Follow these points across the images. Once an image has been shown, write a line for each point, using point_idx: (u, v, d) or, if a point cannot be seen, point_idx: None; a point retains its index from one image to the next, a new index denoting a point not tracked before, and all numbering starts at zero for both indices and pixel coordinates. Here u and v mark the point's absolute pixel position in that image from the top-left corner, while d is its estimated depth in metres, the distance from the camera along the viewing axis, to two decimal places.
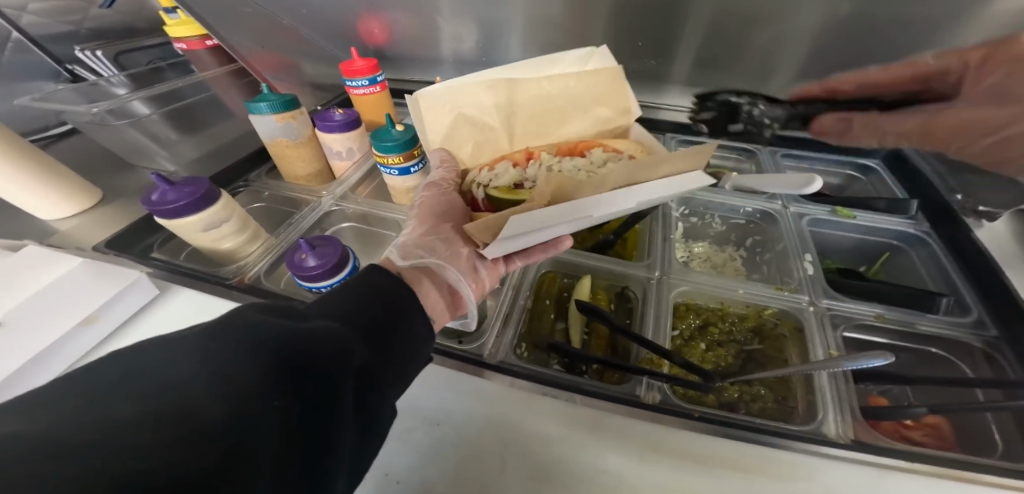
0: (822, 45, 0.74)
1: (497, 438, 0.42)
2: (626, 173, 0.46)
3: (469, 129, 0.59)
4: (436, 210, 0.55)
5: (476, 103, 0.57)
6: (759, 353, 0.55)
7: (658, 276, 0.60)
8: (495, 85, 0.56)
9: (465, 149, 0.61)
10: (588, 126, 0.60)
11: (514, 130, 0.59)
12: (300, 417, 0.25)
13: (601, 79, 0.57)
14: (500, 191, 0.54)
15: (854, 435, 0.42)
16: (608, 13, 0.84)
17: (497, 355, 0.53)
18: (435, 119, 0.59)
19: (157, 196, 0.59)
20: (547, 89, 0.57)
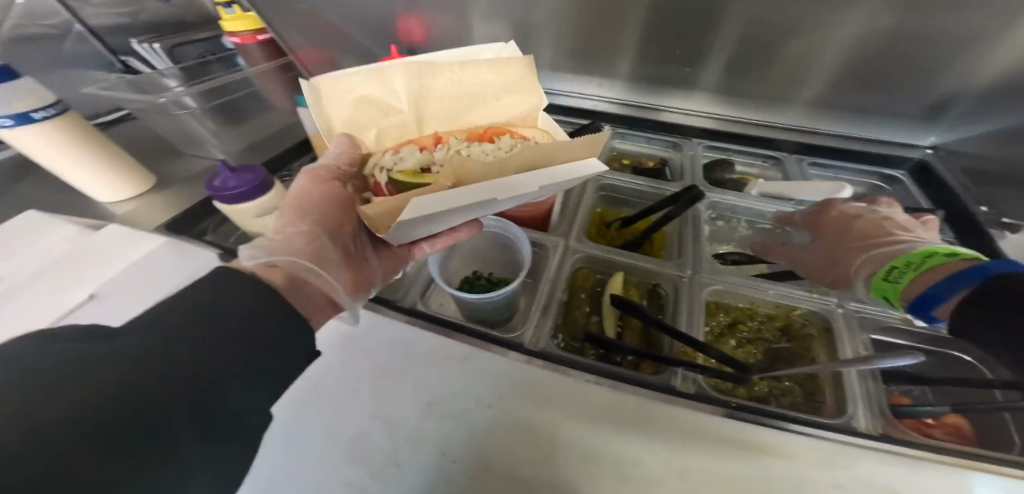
0: (854, 57, 0.75)
1: (548, 421, 0.46)
2: (531, 154, 0.51)
3: (370, 111, 0.59)
4: (309, 203, 0.54)
5: (384, 87, 0.58)
6: (787, 351, 0.57)
7: (689, 275, 0.63)
8: (388, 73, 0.57)
9: (370, 134, 0.61)
10: (498, 113, 0.64)
11: (424, 113, 0.61)
12: (120, 433, 0.26)
13: (510, 70, 0.61)
14: (404, 174, 0.56)
15: (882, 430, 0.45)
16: (642, 20, 0.86)
17: (538, 344, 0.56)
18: (331, 105, 0.57)
19: (218, 181, 0.62)
20: (458, 74, 0.60)
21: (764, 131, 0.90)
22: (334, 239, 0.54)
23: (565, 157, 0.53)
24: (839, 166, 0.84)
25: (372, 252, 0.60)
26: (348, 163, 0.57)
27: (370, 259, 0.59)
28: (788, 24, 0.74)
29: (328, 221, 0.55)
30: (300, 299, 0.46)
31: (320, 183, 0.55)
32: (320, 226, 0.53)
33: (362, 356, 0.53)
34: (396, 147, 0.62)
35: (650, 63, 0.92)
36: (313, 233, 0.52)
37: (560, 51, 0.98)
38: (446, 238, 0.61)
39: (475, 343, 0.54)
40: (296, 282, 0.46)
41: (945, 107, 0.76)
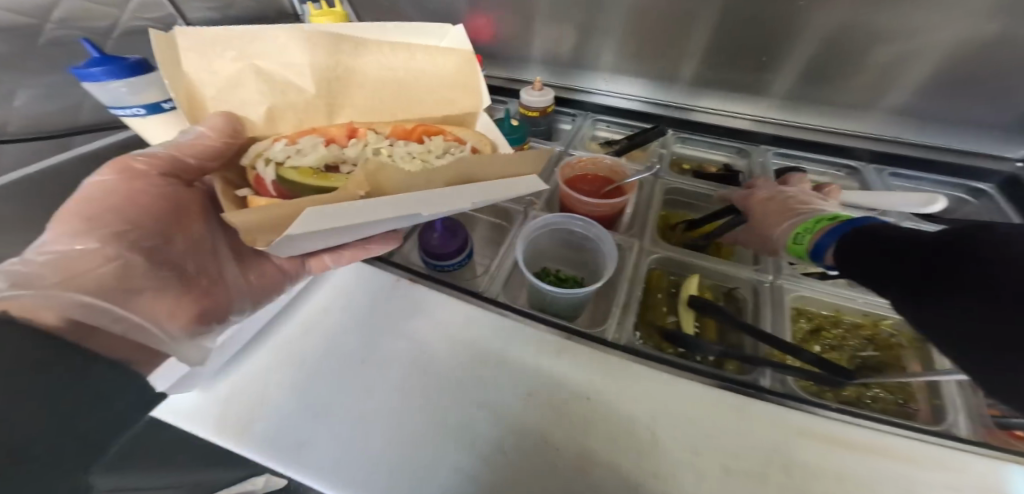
0: (947, 64, 0.75)
1: (649, 412, 0.49)
2: (448, 177, 0.49)
3: (261, 85, 0.54)
4: (104, 202, 0.47)
5: (272, 58, 0.53)
6: (873, 359, 0.58)
7: (771, 280, 0.63)
8: (314, 41, 0.52)
9: (255, 111, 0.55)
10: (431, 108, 0.62)
11: (334, 102, 0.57)
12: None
13: (450, 62, 0.58)
14: (302, 174, 0.53)
15: (985, 438, 0.47)
16: (716, 24, 0.87)
17: (621, 339, 0.59)
18: (207, 68, 0.51)
19: None
20: (389, 61, 0.57)
21: (841, 139, 0.90)
22: (150, 258, 0.48)
23: (498, 171, 0.53)
24: (926, 178, 0.84)
25: (236, 269, 0.57)
26: (188, 153, 0.50)
27: (229, 276, 0.56)
28: (878, 28, 0.75)
29: (154, 239, 0.49)
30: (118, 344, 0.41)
31: (135, 179, 0.50)
32: (126, 227, 0.47)
33: (460, 344, 0.56)
34: (291, 137, 0.57)
35: (720, 67, 0.93)
36: (111, 255, 0.44)
37: (624, 53, 0.99)
38: (351, 254, 0.58)
39: (569, 337, 0.56)
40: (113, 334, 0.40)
41: None
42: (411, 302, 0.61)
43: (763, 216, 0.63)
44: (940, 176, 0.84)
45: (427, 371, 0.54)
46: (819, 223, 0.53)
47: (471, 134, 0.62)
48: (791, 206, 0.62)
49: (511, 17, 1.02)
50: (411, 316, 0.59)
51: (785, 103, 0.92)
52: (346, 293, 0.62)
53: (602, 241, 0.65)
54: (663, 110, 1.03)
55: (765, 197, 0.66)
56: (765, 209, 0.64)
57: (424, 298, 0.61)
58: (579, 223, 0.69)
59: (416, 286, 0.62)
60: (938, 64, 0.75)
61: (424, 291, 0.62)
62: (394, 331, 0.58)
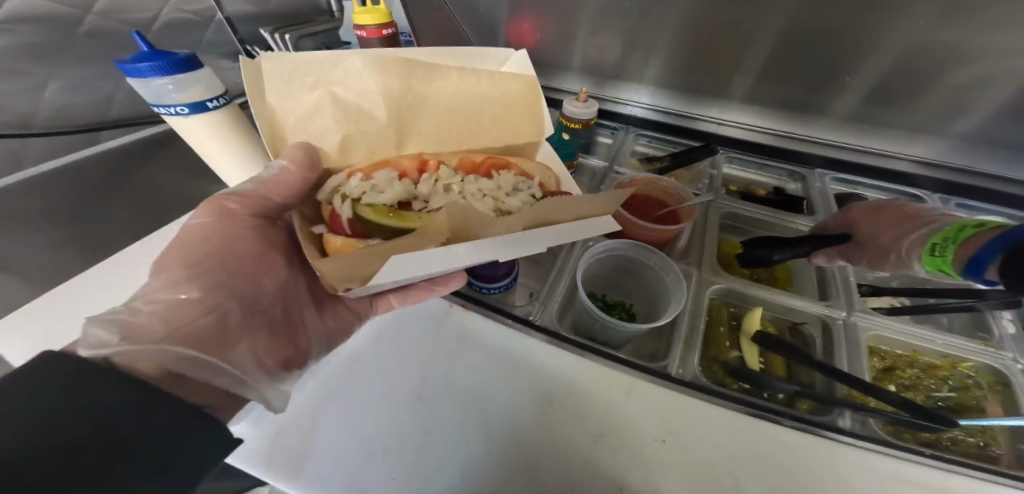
0: None
1: (731, 460, 0.46)
2: (532, 218, 0.45)
3: (336, 111, 0.51)
4: (202, 245, 0.47)
5: (350, 85, 0.51)
6: (953, 403, 0.54)
7: (845, 317, 0.60)
8: (388, 68, 0.51)
9: (330, 138, 0.53)
10: (496, 138, 0.59)
11: (404, 128, 0.54)
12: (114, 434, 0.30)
13: (513, 87, 0.56)
14: (377, 210, 0.49)
15: None
16: (778, 41, 0.84)
17: (686, 374, 0.55)
18: (287, 97, 0.49)
19: None
20: (458, 87, 0.54)
21: (898, 164, 0.89)
22: (242, 304, 0.48)
23: (576, 211, 0.47)
24: (987, 208, 0.83)
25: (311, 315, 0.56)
26: (273, 192, 0.49)
27: (306, 323, 0.55)
28: (956, 49, 0.73)
29: (239, 284, 0.48)
30: (206, 391, 0.43)
31: (231, 219, 0.50)
32: (223, 274, 0.47)
33: (518, 377, 0.53)
34: (365, 170, 0.53)
35: (775, 84, 0.90)
36: (209, 305, 0.45)
37: (671, 67, 0.96)
38: (416, 295, 0.55)
39: (636, 373, 0.52)
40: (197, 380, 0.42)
41: None
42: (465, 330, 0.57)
43: (873, 229, 0.60)
44: (1004, 209, 0.82)
45: (485, 406, 0.51)
46: (964, 230, 0.49)
47: (539, 168, 0.59)
48: (908, 220, 0.59)
49: (558, 23, 0.99)
50: (467, 346, 0.56)
51: (844, 121, 0.90)
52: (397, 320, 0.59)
53: (667, 272, 0.65)
54: (711, 128, 1.00)
55: (870, 211, 0.63)
56: (878, 222, 0.61)
57: (474, 324, 0.57)
58: (638, 251, 0.68)
59: (467, 313, 0.59)
60: (1016, 88, 0.74)
61: (477, 318, 0.58)
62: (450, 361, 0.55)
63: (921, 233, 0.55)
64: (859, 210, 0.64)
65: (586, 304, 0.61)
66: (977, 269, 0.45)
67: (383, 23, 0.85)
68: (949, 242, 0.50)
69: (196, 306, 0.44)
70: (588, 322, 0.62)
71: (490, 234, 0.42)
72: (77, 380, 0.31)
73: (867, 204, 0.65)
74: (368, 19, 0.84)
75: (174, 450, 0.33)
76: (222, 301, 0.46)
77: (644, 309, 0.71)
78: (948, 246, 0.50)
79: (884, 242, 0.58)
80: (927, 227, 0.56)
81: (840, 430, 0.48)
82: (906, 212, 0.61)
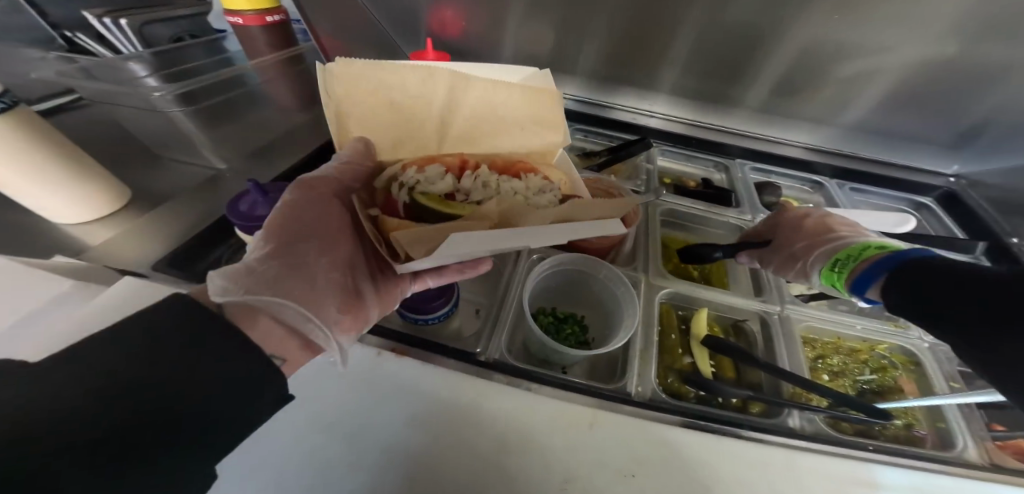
0: (904, 80, 0.82)
1: (701, 482, 0.44)
2: (552, 216, 0.48)
3: (390, 115, 0.54)
4: (301, 217, 0.48)
5: (401, 91, 0.52)
6: (874, 384, 0.59)
7: (778, 312, 0.63)
8: (434, 78, 0.52)
9: (386, 140, 0.56)
10: (523, 143, 0.59)
11: (443, 132, 0.56)
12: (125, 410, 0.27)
13: (540, 101, 0.56)
14: (429, 198, 0.51)
15: (990, 459, 0.49)
16: (697, 36, 0.85)
17: (644, 393, 0.53)
18: (348, 98, 0.51)
19: (246, 206, 0.51)
20: (493, 96, 0.55)
21: (805, 153, 0.97)
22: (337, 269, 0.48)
23: (594, 211, 0.51)
24: (875, 191, 0.94)
25: (369, 289, 0.51)
26: (349, 177, 0.52)
27: (367, 300, 0.50)
28: (850, 44, 0.79)
29: (322, 251, 0.47)
30: (279, 344, 0.41)
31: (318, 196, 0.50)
32: (313, 242, 0.47)
33: (466, 429, 0.48)
34: (420, 164, 0.56)
35: (700, 77, 0.92)
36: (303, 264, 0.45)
37: (603, 58, 0.94)
38: (448, 274, 0.54)
39: (594, 401, 0.50)
40: (277, 330, 0.41)
41: (975, 132, 0.87)
42: (413, 388, 0.50)
43: (788, 234, 0.62)
44: (890, 191, 0.94)
45: (426, 470, 0.45)
46: (867, 250, 0.50)
47: (557, 174, 0.60)
48: (824, 228, 0.59)
49: (478, 12, 0.91)
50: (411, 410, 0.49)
51: (756, 112, 0.95)
52: (321, 379, 0.50)
53: (613, 281, 0.63)
54: (644, 120, 1.00)
55: (797, 217, 0.64)
56: (797, 227, 0.62)
57: (412, 374, 0.51)
58: (587, 263, 0.65)
59: (411, 360, 0.52)
60: (896, 81, 0.82)
61: (419, 368, 0.51)
62: (386, 419, 0.48)
63: (821, 242, 0.57)
64: (790, 215, 0.65)
65: (535, 329, 0.57)
66: (864, 286, 0.47)
67: (262, 9, 0.76)
68: (850, 258, 0.50)
69: (283, 265, 0.43)
70: (542, 344, 0.57)
71: (527, 222, 0.47)
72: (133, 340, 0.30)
73: (804, 210, 0.65)
74: (241, 4, 0.74)
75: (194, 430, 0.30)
76: (307, 261, 0.45)
77: (597, 322, 0.68)
78: (848, 260, 0.50)
79: (788, 246, 0.60)
80: (835, 239, 0.56)
81: (787, 430, 0.50)
82: (831, 222, 0.61)
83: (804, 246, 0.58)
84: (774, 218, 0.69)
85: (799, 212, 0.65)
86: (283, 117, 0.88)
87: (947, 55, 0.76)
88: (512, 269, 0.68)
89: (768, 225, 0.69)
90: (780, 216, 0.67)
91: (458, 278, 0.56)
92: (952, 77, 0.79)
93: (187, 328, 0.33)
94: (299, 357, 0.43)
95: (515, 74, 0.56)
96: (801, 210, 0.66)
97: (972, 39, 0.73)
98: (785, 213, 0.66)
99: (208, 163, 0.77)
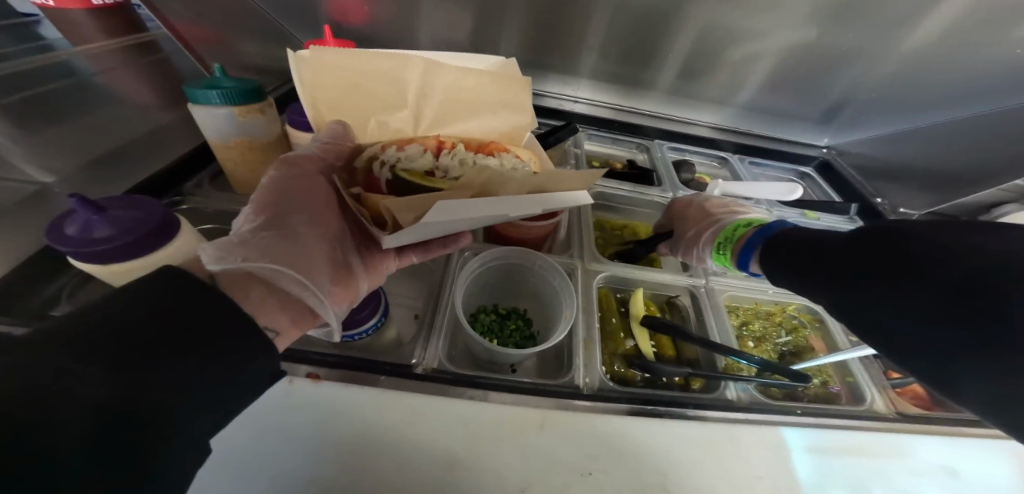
0: (783, 64, 0.92)
1: (654, 468, 0.45)
2: (534, 185, 0.45)
3: (364, 99, 0.49)
4: (285, 190, 0.43)
5: (373, 76, 0.47)
6: (790, 345, 0.65)
7: (704, 284, 0.67)
8: (404, 64, 0.48)
9: (364, 125, 0.51)
10: (494, 126, 0.55)
11: (421, 116, 0.51)
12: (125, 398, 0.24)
13: (512, 89, 0.52)
14: (412, 174, 0.45)
15: (895, 407, 0.56)
16: (608, 21, 0.86)
17: (591, 384, 0.52)
18: (316, 83, 0.46)
19: (74, 229, 0.38)
20: (466, 82, 0.51)
21: (712, 133, 1.05)
22: (331, 243, 0.44)
23: (569, 186, 0.47)
24: (767, 164, 1.05)
25: (358, 263, 0.46)
26: (334, 153, 0.47)
27: (356, 274, 0.45)
28: (740, 29, 0.86)
29: (314, 222, 0.43)
30: (273, 314, 0.37)
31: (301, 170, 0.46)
32: (301, 214, 0.43)
33: (410, 453, 0.42)
34: (400, 143, 0.50)
35: (617, 61, 0.94)
36: (294, 236, 0.41)
37: (524, 42, 0.91)
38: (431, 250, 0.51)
39: (546, 403, 0.48)
40: (271, 301, 0.37)
41: (840, 110, 1.01)
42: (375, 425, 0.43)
43: (679, 225, 0.68)
44: (781, 165, 1.06)
45: None
46: (737, 230, 0.58)
47: (529, 154, 0.56)
48: (708, 213, 0.66)
49: None
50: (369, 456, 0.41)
51: (668, 95, 1.00)
52: (244, 437, 0.41)
53: (549, 272, 0.61)
54: (571, 106, 1.01)
55: (682, 207, 0.70)
56: (685, 218, 0.68)
57: (347, 403, 0.44)
58: (522, 256, 0.62)
59: (350, 386, 0.46)
60: (778, 64, 0.92)
61: (357, 393, 0.45)
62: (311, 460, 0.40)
63: (707, 228, 0.63)
64: (677, 206, 0.72)
65: (473, 333, 0.53)
66: (745, 261, 0.54)
67: None
68: (725, 239, 0.58)
69: (275, 234, 0.40)
70: (484, 347, 0.54)
71: (511, 191, 0.43)
72: (133, 313, 0.27)
73: (682, 198, 0.72)
74: None
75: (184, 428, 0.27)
76: (298, 230, 0.41)
77: (539, 315, 0.66)
78: (724, 243, 0.58)
79: (683, 236, 0.66)
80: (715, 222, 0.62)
81: (726, 402, 0.53)
82: (710, 205, 0.67)
83: (691, 235, 0.64)
84: (671, 208, 0.74)
85: (688, 202, 0.70)
86: (143, 113, 0.72)
87: (817, 41, 0.86)
88: (446, 268, 0.63)
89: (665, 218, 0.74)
90: (675, 206, 0.72)
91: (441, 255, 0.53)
92: (823, 62, 0.90)
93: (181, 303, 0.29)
94: (292, 333, 0.39)
95: (483, 63, 0.53)
96: (680, 200, 0.73)
97: (836, 27, 0.83)
98: (678, 202, 0.72)
99: (26, 177, 0.56)
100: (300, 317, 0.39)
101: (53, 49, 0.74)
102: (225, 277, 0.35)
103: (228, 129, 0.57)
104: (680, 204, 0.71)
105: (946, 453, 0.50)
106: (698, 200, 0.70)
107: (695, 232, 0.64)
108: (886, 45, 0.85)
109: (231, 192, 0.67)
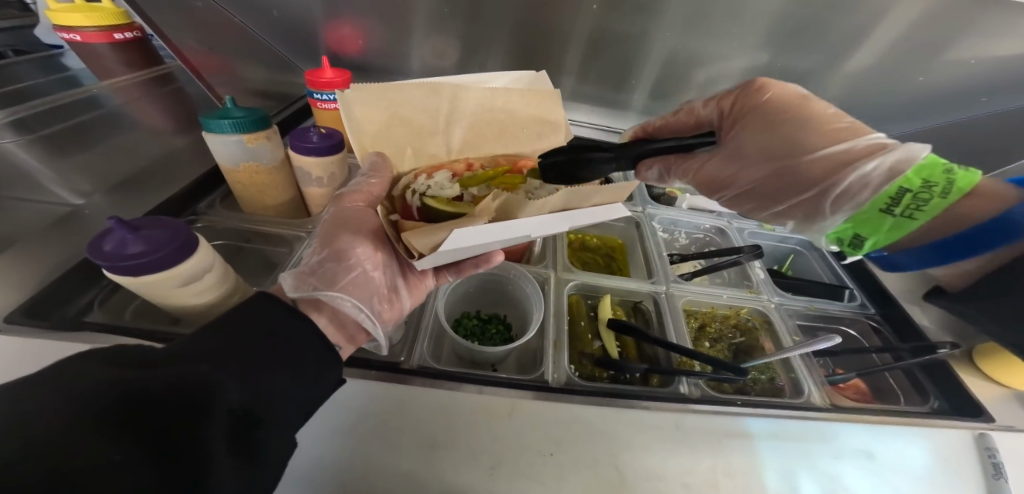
0: None
1: (609, 449, 0.51)
2: (557, 204, 0.47)
3: (403, 131, 0.53)
4: (351, 222, 0.52)
5: (412, 107, 0.52)
6: (743, 344, 0.74)
7: (664, 290, 0.75)
8: (438, 93, 0.52)
9: (401, 155, 0.55)
10: (525, 144, 0.59)
11: (453, 140, 0.56)
12: (246, 403, 0.35)
13: (537, 100, 0.57)
14: (436, 201, 0.49)
15: (829, 401, 0.63)
16: (583, 49, 0.95)
17: (560, 379, 0.59)
18: (363, 118, 0.50)
19: (113, 245, 0.45)
20: (494, 100, 0.55)
21: None
22: (384, 268, 0.53)
23: (597, 199, 0.49)
24: None
25: (402, 285, 0.55)
26: (379, 186, 0.52)
27: (401, 295, 0.54)
28: (703, 55, 0.94)
29: (370, 252, 0.51)
30: (333, 335, 0.48)
31: (359, 204, 0.53)
32: (358, 243, 0.50)
33: (394, 432, 0.49)
34: (430, 171, 0.56)
35: (591, 84, 1.03)
36: (351, 264, 0.49)
37: (506, 68, 1.00)
38: (464, 270, 0.58)
39: (514, 393, 0.55)
40: (334, 322, 0.48)
41: None
42: (405, 419, 0.50)
43: (789, 139, 0.49)
44: None
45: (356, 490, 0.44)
46: (916, 192, 0.42)
47: None
48: (841, 136, 0.47)
49: (375, 27, 0.92)
50: (392, 445, 0.48)
51: (642, 115, 1.09)
52: (316, 428, 0.49)
53: (523, 280, 0.69)
54: None
55: (789, 111, 0.50)
56: (807, 129, 0.49)
57: (344, 392, 0.52)
58: (499, 268, 0.71)
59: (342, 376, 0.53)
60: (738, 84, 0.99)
61: (354, 385, 0.53)
62: (311, 444, 0.47)
63: (851, 164, 0.45)
64: (779, 107, 0.51)
65: (454, 335, 0.60)
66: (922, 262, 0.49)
67: (109, 27, 0.70)
68: (919, 216, 0.43)
69: (336, 264, 0.49)
70: (466, 348, 0.60)
71: (527, 214, 0.45)
72: (241, 343, 0.38)
73: (790, 94, 0.52)
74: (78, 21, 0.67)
75: (271, 435, 0.36)
76: (354, 258, 0.50)
77: (517, 319, 0.73)
78: (914, 218, 0.43)
79: (789, 168, 0.50)
80: (873, 155, 0.44)
81: (679, 395, 0.60)
82: (840, 121, 0.48)
83: (806, 163, 0.48)
84: (756, 94, 0.53)
85: (801, 98, 0.51)
86: (157, 137, 0.80)
87: (769, 65, 0.94)
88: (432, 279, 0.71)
89: (730, 119, 0.56)
90: (776, 95, 0.52)
91: (475, 272, 0.59)
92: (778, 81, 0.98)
93: (276, 334, 0.40)
94: (350, 347, 0.50)
95: (509, 79, 0.58)
96: (789, 94, 0.52)
97: (785, 49, 0.91)
98: (771, 96, 0.52)
99: (59, 199, 0.63)
100: (356, 335, 0.50)
101: (76, 80, 0.82)
102: (303, 301, 0.47)
103: (239, 155, 0.65)
104: (785, 98, 0.51)
105: (865, 439, 0.57)
106: (806, 100, 0.51)
107: (800, 160, 0.49)
108: (832, 67, 0.93)
109: (241, 211, 0.74)
